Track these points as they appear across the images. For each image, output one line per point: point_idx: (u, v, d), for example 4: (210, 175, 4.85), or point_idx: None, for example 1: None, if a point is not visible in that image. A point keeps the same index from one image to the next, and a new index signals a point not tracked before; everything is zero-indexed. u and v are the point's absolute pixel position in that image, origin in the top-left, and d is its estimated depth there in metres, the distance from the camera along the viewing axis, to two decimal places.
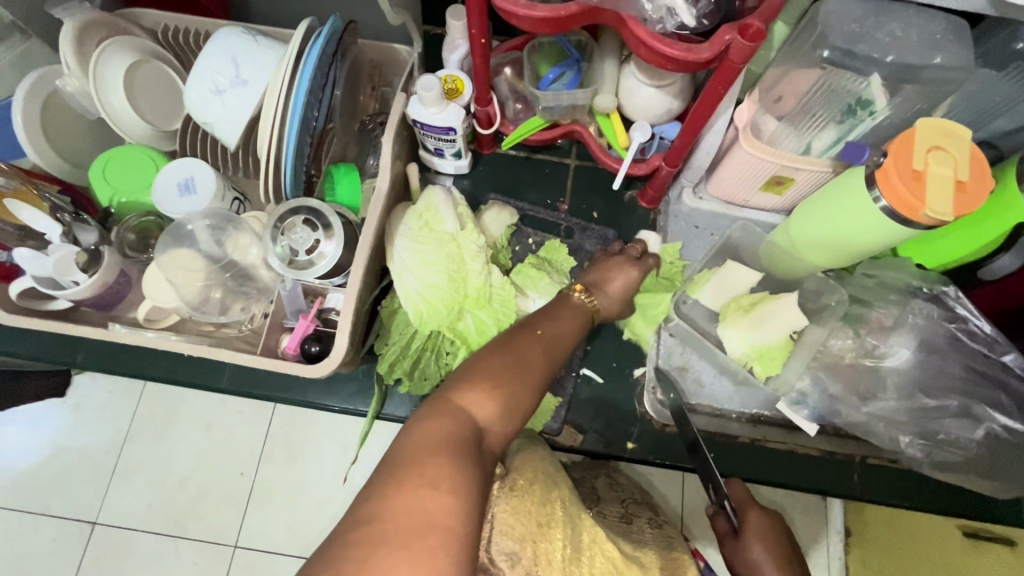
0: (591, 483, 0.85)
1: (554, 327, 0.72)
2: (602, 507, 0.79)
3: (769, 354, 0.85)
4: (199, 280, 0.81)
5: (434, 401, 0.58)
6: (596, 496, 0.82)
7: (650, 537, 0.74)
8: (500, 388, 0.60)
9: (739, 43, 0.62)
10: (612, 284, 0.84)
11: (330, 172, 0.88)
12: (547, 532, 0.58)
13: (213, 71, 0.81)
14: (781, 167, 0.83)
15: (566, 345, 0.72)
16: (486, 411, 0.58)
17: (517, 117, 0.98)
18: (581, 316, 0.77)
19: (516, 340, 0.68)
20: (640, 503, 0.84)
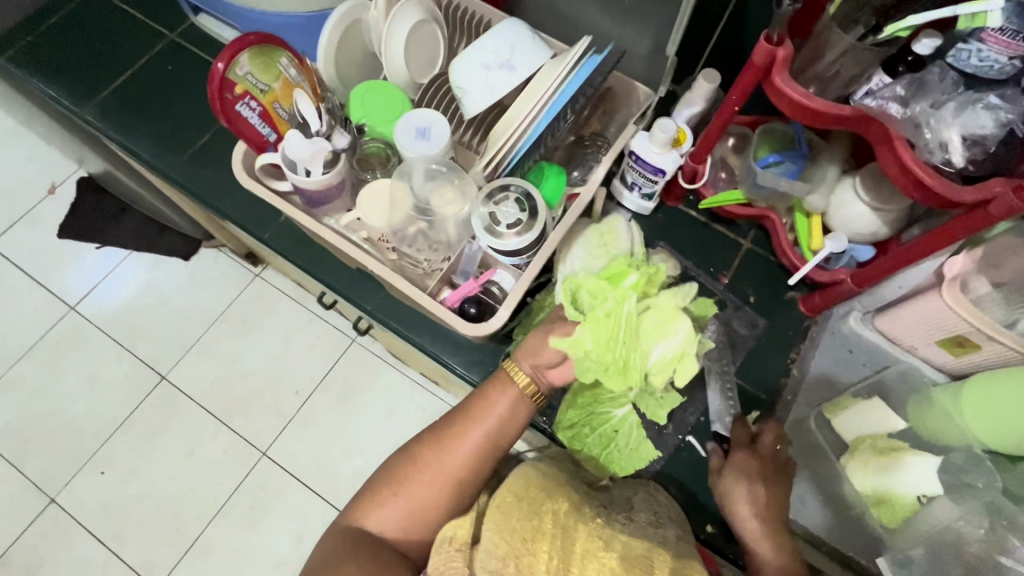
0: (627, 496, 0.85)
1: (478, 428, 0.76)
2: (631, 513, 0.79)
3: (892, 504, 0.84)
4: (406, 210, 0.91)
5: (354, 513, 0.76)
6: (625, 505, 0.82)
7: (668, 542, 0.74)
8: (401, 500, 0.75)
9: (1008, 198, 0.62)
10: (540, 356, 0.78)
11: (542, 167, 0.95)
12: (532, 547, 0.63)
13: (490, 49, 0.92)
14: (973, 330, 0.81)
15: (483, 447, 0.76)
16: (387, 518, 0.74)
17: (717, 184, 1.02)
18: (503, 407, 0.78)
19: (431, 442, 0.77)
20: (671, 518, 0.82)
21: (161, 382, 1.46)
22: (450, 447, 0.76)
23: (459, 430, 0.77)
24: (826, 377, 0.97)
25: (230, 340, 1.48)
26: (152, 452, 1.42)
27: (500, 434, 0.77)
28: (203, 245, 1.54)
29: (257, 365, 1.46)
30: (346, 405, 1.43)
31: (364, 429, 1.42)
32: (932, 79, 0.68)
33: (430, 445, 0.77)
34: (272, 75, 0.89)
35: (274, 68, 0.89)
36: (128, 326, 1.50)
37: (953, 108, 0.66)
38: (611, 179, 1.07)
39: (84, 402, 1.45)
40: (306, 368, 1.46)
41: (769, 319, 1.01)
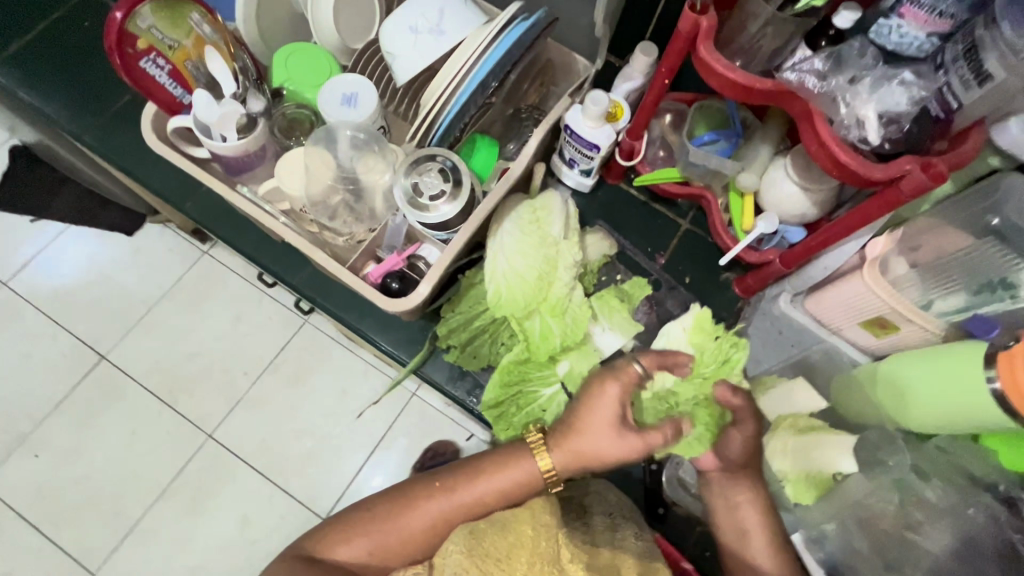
0: (581, 499, 0.84)
1: (463, 492, 0.75)
2: (587, 518, 0.79)
3: (806, 481, 0.84)
4: (327, 180, 0.86)
5: (315, 543, 0.74)
6: (582, 511, 0.81)
7: (629, 542, 0.74)
8: (367, 539, 0.73)
9: (916, 176, 0.63)
10: (580, 439, 0.75)
11: (474, 140, 0.93)
12: (506, 564, 0.62)
13: (418, 12, 0.88)
14: (891, 311, 0.80)
15: (466, 508, 0.74)
16: (353, 552, 0.73)
17: (655, 163, 1.01)
18: (515, 478, 0.75)
19: (411, 488, 0.76)
20: (626, 516, 0.82)
21: (100, 362, 1.39)
22: (431, 501, 0.74)
23: (443, 476, 0.77)
24: (756, 358, 0.99)
25: (172, 320, 1.42)
26: (87, 435, 1.35)
27: (497, 502, 0.75)
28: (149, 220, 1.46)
29: (201, 346, 1.40)
30: (296, 387, 1.39)
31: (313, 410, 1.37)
32: (850, 53, 0.67)
33: (406, 491, 0.76)
34: (182, 31, 0.83)
35: (183, 24, 0.83)
36: (65, 305, 1.42)
37: (868, 84, 0.66)
38: (551, 155, 1.04)
39: (14, 383, 1.38)
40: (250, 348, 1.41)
41: (702, 301, 1.02)
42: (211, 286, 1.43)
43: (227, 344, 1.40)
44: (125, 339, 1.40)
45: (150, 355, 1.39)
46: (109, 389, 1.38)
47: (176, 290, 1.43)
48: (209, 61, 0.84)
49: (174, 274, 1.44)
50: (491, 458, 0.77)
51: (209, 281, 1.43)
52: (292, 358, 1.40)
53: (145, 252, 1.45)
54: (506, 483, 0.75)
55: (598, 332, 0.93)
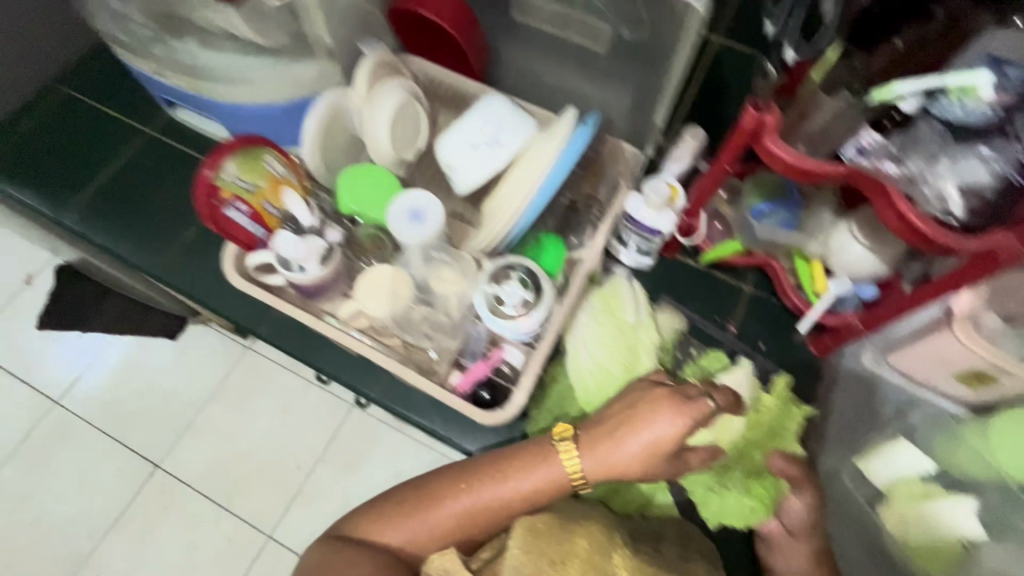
0: (659, 529, 0.83)
1: (500, 486, 0.77)
2: (659, 544, 0.79)
3: (935, 553, 0.82)
4: (406, 299, 0.90)
5: (358, 524, 0.78)
6: (655, 538, 0.80)
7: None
8: (399, 530, 0.76)
9: (1013, 247, 0.64)
10: (614, 446, 0.76)
11: (541, 239, 0.94)
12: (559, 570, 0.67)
13: (476, 129, 0.93)
14: (991, 366, 0.81)
15: (494, 506, 0.76)
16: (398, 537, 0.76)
17: (713, 235, 1.03)
18: (545, 476, 0.76)
19: (446, 480, 0.78)
20: (701, 552, 0.81)
21: (156, 473, 1.37)
22: (466, 496, 0.76)
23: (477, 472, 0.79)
24: (846, 420, 0.96)
25: (221, 419, 1.42)
26: (154, 547, 1.34)
27: (539, 496, 0.77)
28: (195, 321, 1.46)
29: (253, 444, 1.38)
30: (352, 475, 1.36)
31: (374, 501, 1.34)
32: (921, 134, 0.68)
33: (446, 483, 0.78)
34: (257, 175, 0.89)
35: (258, 167, 0.89)
36: (113, 413, 1.42)
37: (945, 162, 0.67)
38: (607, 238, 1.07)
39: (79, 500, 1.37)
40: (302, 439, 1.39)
41: (781, 366, 1.01)
42: (258, 380, 1.43)
43: (279, 439, 1.39)
44: (175, 447, 1.39)
45: (195, 460, 1.38)
46: (154, 498, 1.36)
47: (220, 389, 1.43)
48: (287, 200, 0.89)
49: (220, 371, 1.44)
50: (526, 450, 0.78)
51: (255, 375, 1.43)
52: (340, 451, 1.38)
53: (188, 351, 1.46)
54: (536, 481, 0.76)
55: None
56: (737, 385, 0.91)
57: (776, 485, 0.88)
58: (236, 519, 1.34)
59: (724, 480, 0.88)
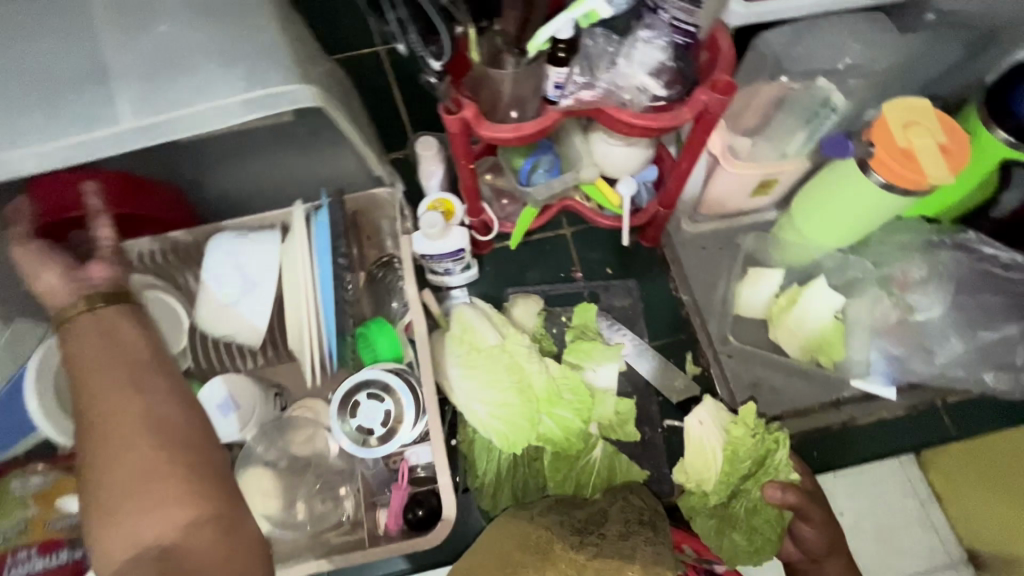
0: (603, 508, 0.79)
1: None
2: (602, 529, 0.73)
3: (826, 341, 0.89)
4: (278, 495, 0.76)
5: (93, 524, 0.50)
6: (599, 518, 0.76)
7: (639, 554, 0.68)
8: (112, 419, 0.52)
9: (713, 97, 0.68)
10: (84, 353, 0.56)
11: (363, 333, 0.86)
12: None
13: (221, 284, 0.80)
14: (767, 175, 0.87)
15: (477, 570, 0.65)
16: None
17: (507, 212, 1.01)
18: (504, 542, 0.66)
19: (148, 495, 0.50)
20: (644, 523, 0.76)
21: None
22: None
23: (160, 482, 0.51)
24: (705, 280, 1.01)
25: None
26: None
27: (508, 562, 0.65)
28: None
29: None
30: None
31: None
32: (591, 49, 0.70)
33: (128, 411, 0.53)
34: (15, 511, 0.72)
35: (8, 505, 0.72)
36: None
37: (623, 60, 0.70)
38: (425, 277, 1.01)
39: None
40: None
41: (635, 277, 1.04)
42: None
43: None
44: None
45: None
46: None
47: None
48: (66, 509, 0.72)
49: None
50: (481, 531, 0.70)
51: None
52: None
53: None
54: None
55: (594, 374, 0.92)
56: (694, 421, 0.86)
57: (776, 512, 0.83)
58: None
59: (728, 518, 0.84)
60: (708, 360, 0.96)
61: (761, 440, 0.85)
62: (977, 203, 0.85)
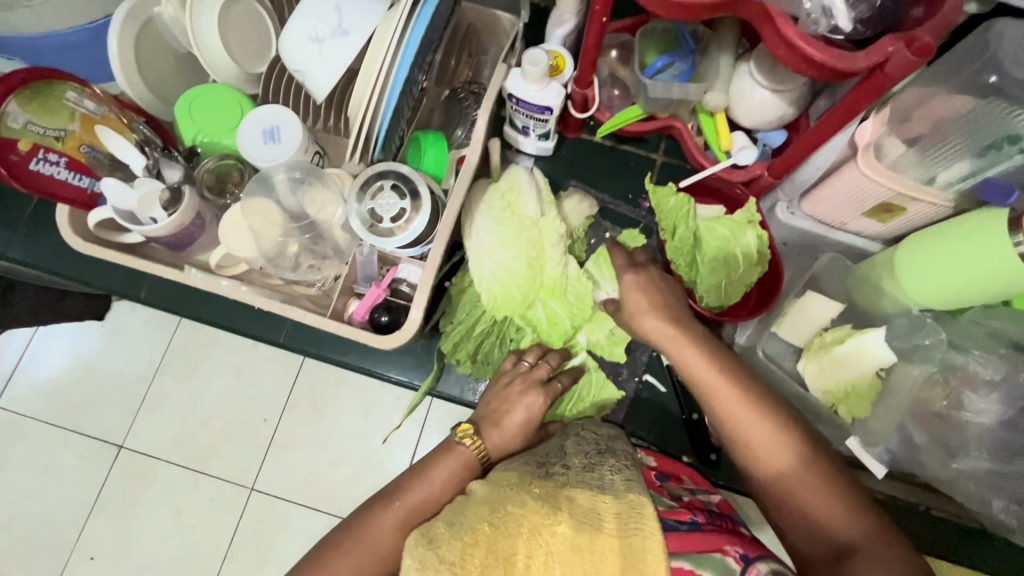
0: (557, 443, 0.72)
1: (414, 491, 0.65)
2: (564, 461, 0.66)
3: (856, 394, 0.80)
4: (278, 232, 0.80)
5: None
6: (558, 453, 0.69)
7: (606, 484, 0.61)
8: None
9: (901, 55, 0.57)
10: None
11: (417, 138, 0.85)
12: (463, 566, 0.50)
13: (315, 18, 0.78)
14: (895, 194, 0.75)
15: (448, 483, 0.66)
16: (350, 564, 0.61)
17: (612, 104, 0.93)
18: (450, 471, 0.67)
19: None
20: (603, 451, 0.69)
21: (121, 452, 1.17)
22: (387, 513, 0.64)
23: None
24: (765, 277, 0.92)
25: (221, 385, 1.18)
26: (135, 522, 1.15)
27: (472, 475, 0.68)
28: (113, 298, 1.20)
29: (217, 405, 1.18)
30: (320, 420, 1.16)
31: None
32: None
33: None
34: (64, 116, 0.76)
35: (61, 107, 0.76)
36: (60, 405, 1.19)
37: None
38: (501, 127, 0.97)
39: (36, 488, 1.17)
40: (264, 395, 1.18)
41: None
42: (198, 349, 1.19)
43: (235, 399, 1.18)
44: (134, 420, 1.18)
45: (162, 434, 1.17)
46: (123, 475, 1.17)
47: (164, 362, 1.19)
48: (103, 139, 0.76)
49: (160, 345, 1.20)
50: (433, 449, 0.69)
51: (194, 349, 1.19)
52: (304, 397, 1.17)
53: (118, 330, 1.21)
54: (516, 428, 0.72)
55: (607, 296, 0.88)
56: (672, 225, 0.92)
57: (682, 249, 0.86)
58: (215, 482, 1.15)
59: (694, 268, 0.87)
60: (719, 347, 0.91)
61: (686, 216, 0.87)
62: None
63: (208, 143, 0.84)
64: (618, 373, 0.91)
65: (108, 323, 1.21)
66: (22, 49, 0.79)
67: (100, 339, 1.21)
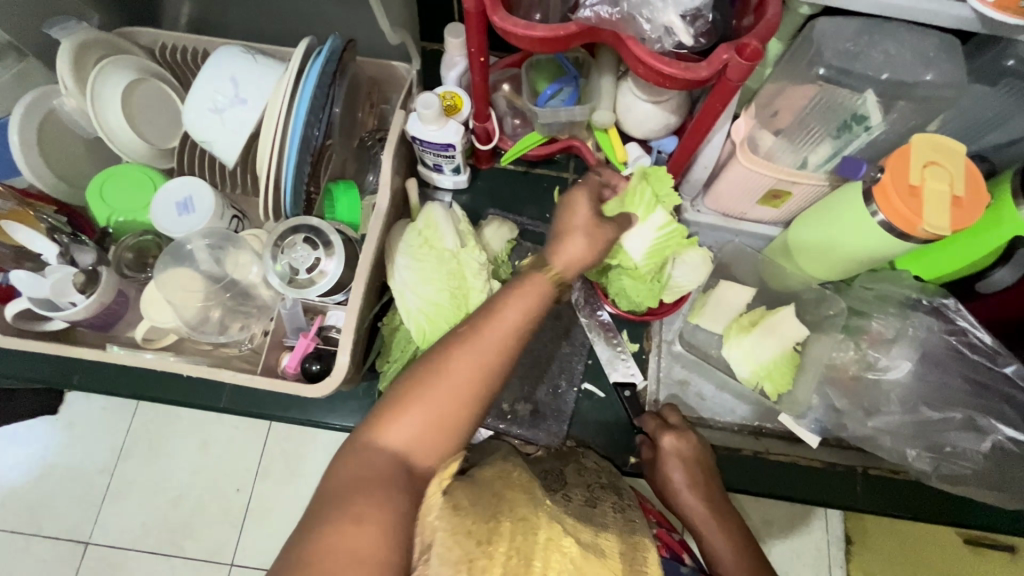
0: (558, 469, 0.77)
1: (492, 325, 0.59)
2: (566, 491, 0.69)
3: (777, 369, 0.86)
4: (198, 300, 0.80)
5: None
6: (560, 480, 0.73)
7: (609, 519, 0.64)
8: None
9: (737, 62, 0.63)
10: None
11: (330, 190, 0.88)
12: (488, 549, 0.48)
13: (213, 90, 0.81)
14: (777, 181, 0.82)
15: (499, 343, 0.59)
16: (406, 435, 0.55)
17: (515, 133, 0.99)
18: (526, 302, 0.61)
19: None
20: (607, 488, 0.74)
21: (89, 548, 1.13)
22: (461, 359, 0.57)
23: None
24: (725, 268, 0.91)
25: (184, 462, 1.16)
26: None
27: (526, 330, 0.61)
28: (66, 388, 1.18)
29: (183, 483, 1.15)
30: (289, 481, 1.15)
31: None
32: None
33: None
34: None
35: None
36: (12, 512, 1.15)
37: None
38: (416, 168, 1.01)
39: None
40: (236, 463, 1.16)
41: None
42: (159, 427, 1.18)
43: (207, 473, 1.16)
44: (99, 512, 1.14)
45: (131, 523, 1.14)
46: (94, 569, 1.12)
47: (127, 446, 1.17)
48: (10, 232, 0.76)
49: (121, 428, 1.18)
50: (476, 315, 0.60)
51: (153, 428, 1.18)
52: (275, 458, 1.17)
53: (75, 422, 1.18)
54: (581, 241, 0.68)
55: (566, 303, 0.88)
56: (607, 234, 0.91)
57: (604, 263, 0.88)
58: (192, 563, 1.12)
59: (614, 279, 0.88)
60: (651, 348, 0.94)
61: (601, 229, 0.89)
62: (977, 267, 0.78)
63: (123, 223, 0.86)
64: (558, 386, 0.93)
65: (64, 416, 1.18)
66: None
67: (58, 435, 1.17)
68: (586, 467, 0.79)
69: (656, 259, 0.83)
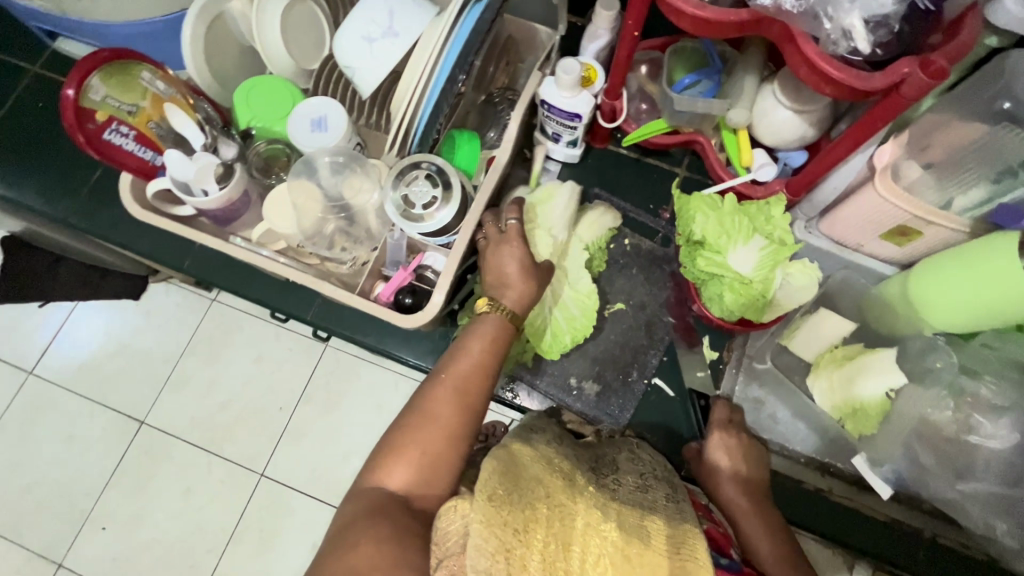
0: (611, 455, 0.77)
1: (456, 362, 0.68)
2: (617, 476, 0.71)
3: (865, 412, 0.82)
4: (317, 211, 0.86)
5: None
6: (612, 466, 0.74)
7: (659, 507, 0.65)
8: None
9: (916, 78, 0.60)
10: None
11: (452, 136, 0.90)
12: (525, 538, 0.51)
13: (368, 20, 0.84)
14: (912, 218, 0.77)
15: (468, 378, 0.68)
16: (402, 477, 0.61)
17: (640, 117, 0.98)
18: (484, 342, 0.71)
19: None
20: (661, 479, 0.74)
21: (141, 427, 1.31)
22: (437, 398, 0.65)
23: None
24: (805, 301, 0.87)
25: (243, 370, 1.32)
26: (147, 497, 1.28)
27: (493, 365, 0.71)
28: (150, 280, 1.35)
29: (236, 388, 1.31)
30: (331, 412, 1.29)
31: (357, 429, 1.29)
32: None
33: None
34: (136, 94, 0.83)
35: (136, 85, 0.83)
36: (90, 379, 1.33)
37: None
38: (533, 133, 1.01)
39: (63, 454, 1.31)
40: (282, 383, 1.31)
41: None
42: (224, 335, 1.33)
43: (257, 382, 1.31)
44: (157, 396, 1.32)
45: (182, 415, 1.31)
46: (145, 447, 1.30)
47: (191, 346, 1.34)
48: (172, 117, 0.85)
49: (190, 325, 1.34)
50: (451, 349, 0.71)
51: (220, 330, 1.34)
52: (319, 389, 1.30)
53: (153, 311, 1.36)
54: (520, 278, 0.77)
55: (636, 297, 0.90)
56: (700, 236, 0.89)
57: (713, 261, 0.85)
58: (227, 464, 1.29)
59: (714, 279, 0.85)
60: (730, 361, 0.92)
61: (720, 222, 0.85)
62: None
63: (261, 129, 0.91)
64: (628, 374, 0.93)
65: (143, 304, 1.36)
66: (108, 37, 0.91)
67: (133, 318, 1.35)
68: (614, 440, 0.83)
69: (765, 274, 0.83)
